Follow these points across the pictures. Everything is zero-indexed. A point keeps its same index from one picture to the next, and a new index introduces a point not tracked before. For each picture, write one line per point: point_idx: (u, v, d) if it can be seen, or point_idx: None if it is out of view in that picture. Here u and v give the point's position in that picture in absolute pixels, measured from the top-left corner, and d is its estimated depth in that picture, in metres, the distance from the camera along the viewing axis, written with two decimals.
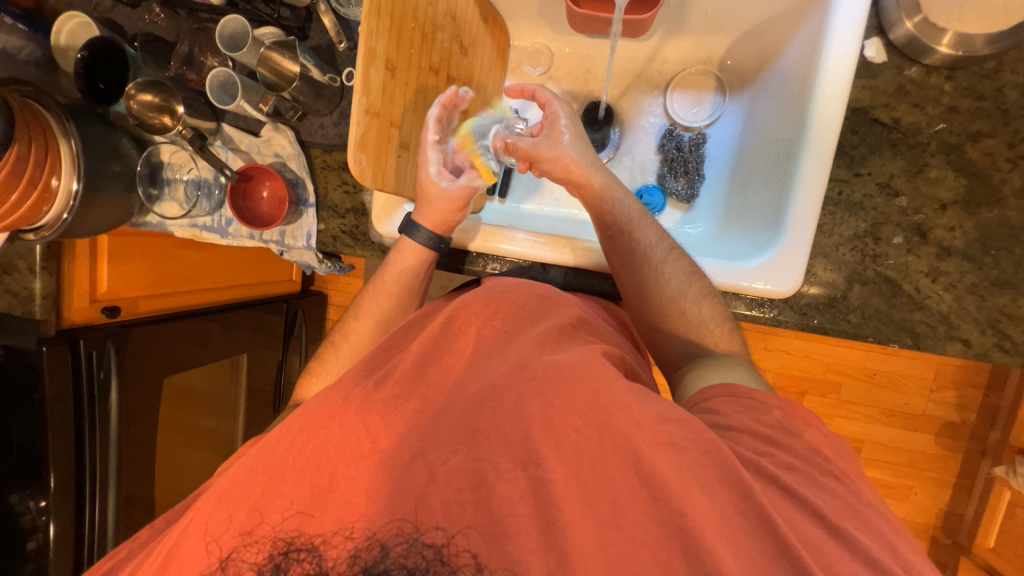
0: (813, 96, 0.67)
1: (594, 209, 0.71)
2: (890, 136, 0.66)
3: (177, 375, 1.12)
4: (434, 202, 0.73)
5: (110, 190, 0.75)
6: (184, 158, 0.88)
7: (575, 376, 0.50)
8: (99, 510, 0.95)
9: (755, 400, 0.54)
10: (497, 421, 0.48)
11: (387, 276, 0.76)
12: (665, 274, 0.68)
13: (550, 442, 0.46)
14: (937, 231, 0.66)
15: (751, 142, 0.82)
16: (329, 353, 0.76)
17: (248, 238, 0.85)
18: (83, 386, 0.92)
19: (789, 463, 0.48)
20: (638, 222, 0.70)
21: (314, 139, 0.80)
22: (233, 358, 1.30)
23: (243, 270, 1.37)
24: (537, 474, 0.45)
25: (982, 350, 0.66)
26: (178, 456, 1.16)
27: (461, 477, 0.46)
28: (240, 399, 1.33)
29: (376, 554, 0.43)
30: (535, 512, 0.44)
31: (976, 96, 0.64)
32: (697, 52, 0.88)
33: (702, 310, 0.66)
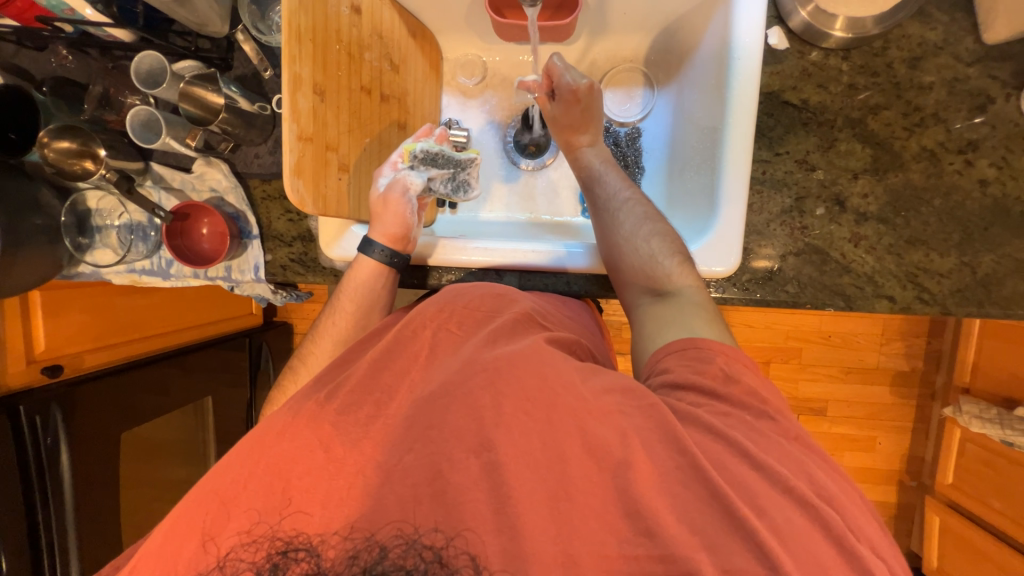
0: (729, 84, 0.71)
1: (577, 173, 0.80)
2: (801, 116, 0.71)
3: (132, 429, 1.07)
4: (383, 217, 0.75)
5: (33, 245, 0.72)
6: (112, 203, 0.83)
7: (523, 364, 0.51)
8: (63, 573, 0.91)
9: (699, 346, 0.56)
10: (448, 416, 0.48)
11: (344, 296, 0.75)
12: (619, 216, 0.72)
13: (500, 426, 0.47)
14: (853, 199, 0.71)
15: (681, 132, 0.86)
16: (289, 382, 0.73)
17: (192, 277, 0.83)
18: (28, 451, 0.87)
19: (728, 410, 0.51)
20: (601, 176, 0.77)
21: (250, 169, 0.79)
22: (197, 403, 1.25)
23: (197, 309, 1.33)
24: (491, 457, 0.46)
25: (906, 304, 0.71)
26: (144, 509, 1.11)
27: (417, 473, 0.46)
28: (210, 443, 1.30)
29: (376, 555, 0.43)
30: (489, 497, 0.44)
31: (871, 73, 0.70)
32: (622, 51, 0.92)
33: (652, 245, 0.68)
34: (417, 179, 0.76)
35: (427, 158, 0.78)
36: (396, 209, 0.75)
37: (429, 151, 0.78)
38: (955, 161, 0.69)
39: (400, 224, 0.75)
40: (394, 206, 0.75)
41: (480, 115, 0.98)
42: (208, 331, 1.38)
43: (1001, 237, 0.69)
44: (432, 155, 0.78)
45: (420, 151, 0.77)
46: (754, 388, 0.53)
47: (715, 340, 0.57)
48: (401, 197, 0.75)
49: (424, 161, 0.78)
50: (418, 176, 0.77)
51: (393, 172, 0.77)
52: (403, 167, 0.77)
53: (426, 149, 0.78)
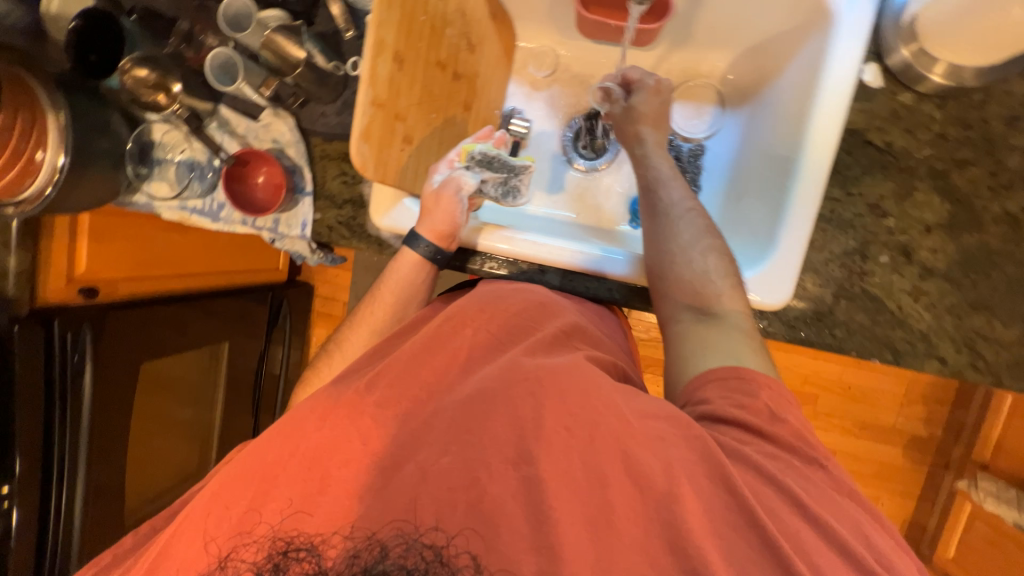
0: (811, 114, 0.69)
1: (640, 174, 0.76)
2: (882, 159, 0.68)
3: (152, 361, 1.10)
4: (432, 213, 0.74)
5: (97, 167, 0.73)
6: (176, 138, 0.84)
7: (571, 378, 0.51)
8: (66, 498, 0.92)
9: (743, 375, 0.55)
10: (488, 420, 0.48)
11: (384, 287, 0.77)
12: (678, 225, 0.69)
13: (541, 440, 0.47)
14: (921, 253, 0.68)
15: (748, 156, 0.84)
16: (322, 364, 0.76)
17: (239, 225, 0.83)
18: (55, 368, 0.90)
19: (777, 452, 0.50)
20: (666, 182, 0.73)
21: (314, 127, 0.79)
22: (213, 347, 1.29)
23: (229, 256, 1.38)
24: (529, 471, 0.46)
25: (958, 368, 0.68)
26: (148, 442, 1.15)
27: (453, 476, 0.46)
28: (219, 389, 1.33)
29: (376, 554, 0.43)
30: (526, 513, 0.44)
31: (964, 125, 0.67)
32: (700, 66, 0.89)
33: (708, 262, 0.66)
34: (472, 179, 0.74)
35: (484, 160, 0.77)
36: (448, 206, 0.74)
37: (487, 154, 0.77)
38: None
39: (449, 221, 0.74)
40: (446, 203, 0.73)
41: (544, 108, 0.97)
42: (237, 279, 1.44)
43: None
44: (489, 159, 0.77)
45: (479, 153, 0.76)
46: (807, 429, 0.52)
47: (759, 371, 0.56)
48: (453, 195, 0.73)
49: (480, 163, 0.77)
50: (473, 176, 0.75)
51: (449, 168, 0.75)
52: (459, 166, 0.76)
53: (484, 151, 0.76)
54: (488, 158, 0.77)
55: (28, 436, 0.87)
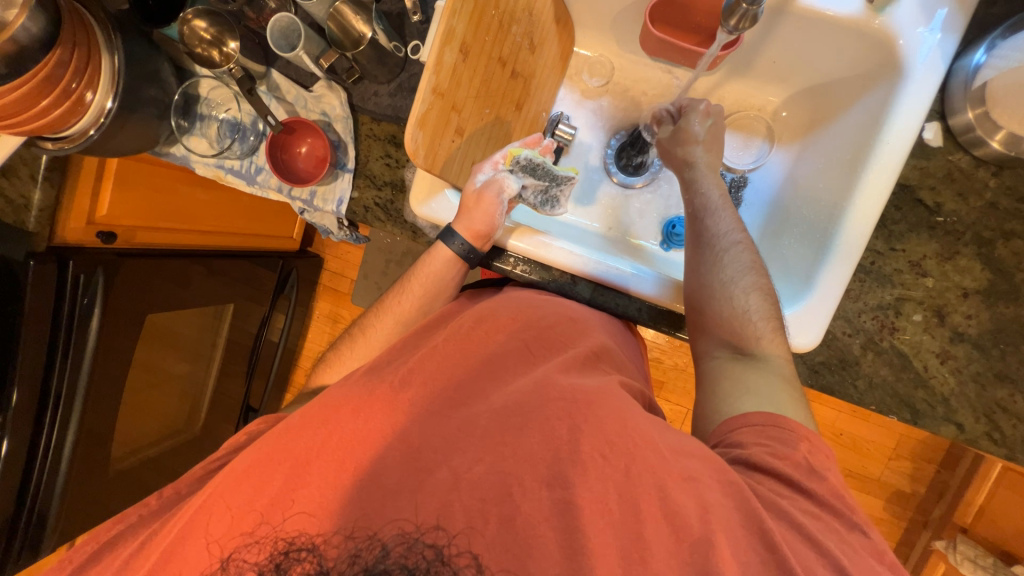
0: (867, 164, 0.69)
1: (689, 201, 0.77)
2: (930, 219, 0.68)
3: (161, 313, 1.11)
4: (471, 212, 0.74)
5: (141, 115, 0.72)
6: (223, 96, 0.84)
7: (609, 412, 0.58)
8: (56, 442, 0.90)
9: (781, 423, 0.58)
10: (526, 440, 0.56)
11: (414, 280, 0.82)
12: (723, 258, 0.70)
13: (578, 468, 0.54)
14: (955, 317, 0.68)
15: (793, 196, 0.83)
16: (345, 347, 0.83)
17: (274, 191, 0.83)
18: (63, 308, 0.88)
19: (817, 512, 0.54)
20: (714, 211, 0.73)
21: (364, 105, 0.77)
22: (218, 307, 1.30)
23: (246, 218, 1.42)
24: (564, 495, 0.53)
25: (973, 436, 0.69)
26: (149, 391, 1.17)
27: (488, 488, 0.53)
28: (217, 347, 1.35)
29: (377, 554, 0.51)
30: (559, 537, 0.51)
31: (1016, 197, 0.67)
32: (754, 98, 0.89)
33: (750, 300, 0.67)
34: (515, 184, 0.75)
35: (528, 166, 0.77)
36: (488, 207, 0.73)
37: (532, 160, 0.77)
38: None
39: (486, 222, 0.74)
40: (487, 203, 0.73)
41: (590, 117, 0.96)
42: (247, 243, 1.47)
43: None
44: (533, 165, 0.77)
45: (523, 160, 0.76)
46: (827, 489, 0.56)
47: (798, 421, 0.59)
48: (494, 197, 0.73)
49: (524, 169, 0.77)
50: (515, 181, 0.75)
51: (492, 170, 0.75)
52: (503, 168, 0.75)
53: (530, 158, 0.76)
54: (530, 167, 0.77)
55: (29, 373, 0.85)
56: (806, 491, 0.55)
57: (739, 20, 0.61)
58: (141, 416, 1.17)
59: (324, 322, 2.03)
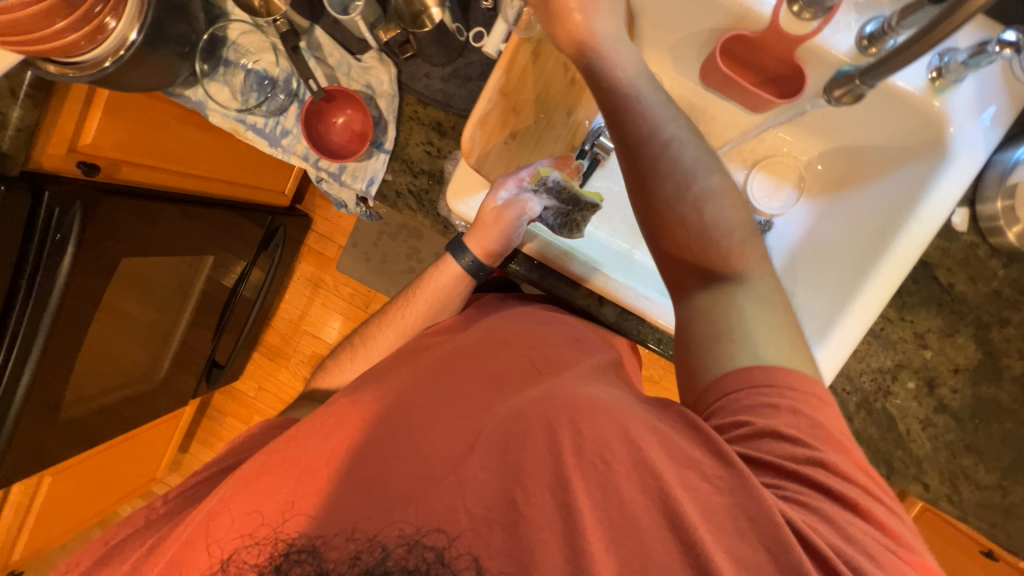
0: (896, 237, 0.72)
1: (618, 89, 0.56)
2: (941, 297, 0.73)
3: (136, 257, 0.98)
4: (484, 229, 0.71)
5: (164, 53, 0.65)
6: (254, 43, 0.77)
7: (608, 413, 0.54)
8: (7, 386, 0.82)
9: (762, 394, 0.49)
10: (535, 448, 0.53)
11: (418, 294, 0.80)
12: (667, 164, 0.54)
13: (582, 472, 0.51)
14: (942, 389, 0.74)
15: (813, 248, 0.86)
16: (344, 358, 0.81)
17: (299, 159, 0.79)
18: (32, 241, 0.78)
19: (810, 498, 0.45)
20: (639, 95, 0.55)
21: (413, 84, 0.72)
22: (197, 257, 1.19)
23: (237, 166, 1.32)
24: (566, 501, 0.50)
25: (935, 497, 0.75)
26: (114, 339, 1.07)
27: (494, 498, 0.51)
28: (191, 294, 1.25)
29: (378, 557, 0.50)
30: (563, 542, 0.48)
31: (1018, 289, 0.71)
32: (792, 145, 0.90)
33: (705, 215, 0.54)
34: (539, 208, 0.70)
35: (554, 188, 0.70)
36: (502, 228, 0.70)
37: (560, 183, 0.70)
38: None
39: (500, 242, 0.72)
40: (505, 224, 0.70)
41: None
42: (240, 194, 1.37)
43: None
44: (560, 188, 0.70)
45: (549, 180, 0.69)
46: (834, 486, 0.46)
47: (778, 376, 0.49)
48: (515, 218, 0.69)
49: (550, 190, 0.70)
50: (538, 204, 0.70)
51: (515, 189, 0.69)
52: (527, 187, 0.69)
53: (558, 180, 0.69)
54: (553, 180, 0.69)
55: None
56: (802, 480, 0.46)
57: (843, 94, 0.72)
58: (100, 366, 1.07)
59: (303, 286, 1.93)
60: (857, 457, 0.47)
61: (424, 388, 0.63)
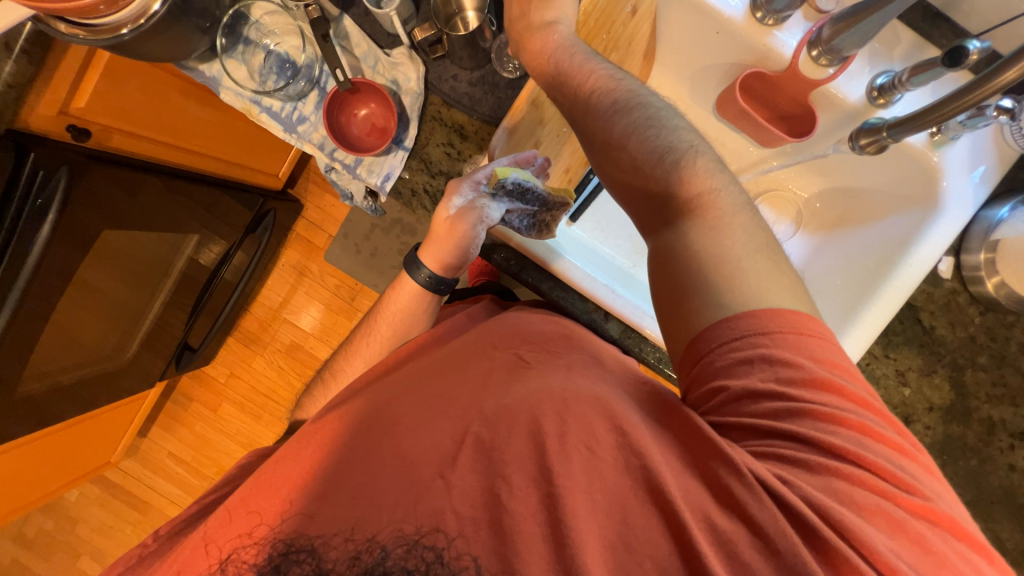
0: (888, 278, 0.76)
1: (574, 92, 0.62)
2: (921, 338, 0.77)
3: (115, 231, 0.92)
4: (443, 239, 0.72)
5: (184, 26, 0.63)
6: (278, 24, 0.76)
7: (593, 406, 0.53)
8: None
9: (740, 348, 0.49)
10: (515, 439, 0.52)
11: (381, 319, 0.79)
12: (601, 106, 0.60)
13: (563, 460, 0.49)
14: (917, 426, 0.78)
15: (807, 282, 0.90)
16: (319, 391, 0.81)
17: (313, 147, 0.77)
18: (9, 203, 0.72)
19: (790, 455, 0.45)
20: (568, 53, 0.63)
21: (439, 85, 0.71)
22: (181, 236, 1.15)
23: (232, 144, 1.28)
24: (551, 492, 0.48)
25: None
26: (91, 316, 1.01)
27: (479, 494, 0.50)
28: (170, 272, 1.19)
29: (377, 556, 0.50)
30: (547, 534, 0.47)
31: (991, 336, 0.76)
32: (793, 181, 0.94)
33: (641, 149, 0.58)
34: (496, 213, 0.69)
35: (516, 190, 0.67)
36: (459, 238, 0.71)
37: (521, 184, 0.66)
38: (1002, 440, 0.78)
39: (455, 251, 0.73)
40: (460, 233, 0.70)
41: None
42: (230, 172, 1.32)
43: (997, 513, 0.79)
44: (522, 189, 0.67)
45: (512, 180, 0.66)
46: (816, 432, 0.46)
47: (745, 320, 0.49)
48: (468, 227, 0.70)
49: (512, 192, 0.67)
50: (494, 208, 0.69)
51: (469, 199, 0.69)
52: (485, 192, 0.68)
53: (518, 182, 0.66)
54: (520, 180, 0.66)
55: None
56: (784, 434, 0.46)
57: (869, 143, 0.73)
58: (73, 344, 1.01)
59: (287, 273, 1.88)
60: (843, 398, 0.47)
61: (424, 388, 0.62)
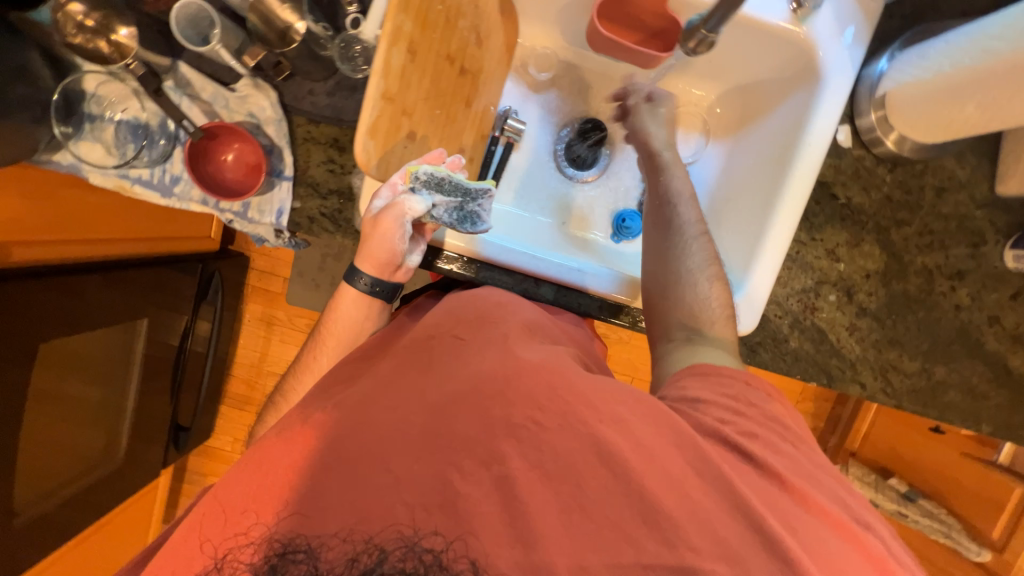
0: (793, 163, 0.76)
1: (669, 236, 0.72)
2: (841, 211, 0.78)
3: (56, 339, 0.91)
4: (371, 239, 0.69)
5: (13, 121, 0.59)
6: (116, 91, 0.70)
7: (531, 375, 0.55)
8: None
9: (714, 380, 0.60)
10: (460, 424, 0.52)
11: (329, 332, 0.75)
12: (687, 249, 0.71)
13: (513, 438, 0.51)
14: (860, 295, 0.80)
15: (728, 189, 0.89)
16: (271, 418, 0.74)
17: (199, 204, 0.73)
18: None
19: (755, 432, 0.56)
20: (683, 186, 0.73)
21: (299, 105, 0.70)
22: (128, 321, 1.10)
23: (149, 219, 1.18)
24: (503, 471, 0.49)
25: (872, 392, 0.82)
26: (61, 426, 1.01)
27: (425, 485, 0.48)
28: (133, 361, 1.16)
29: (376, 558, 0.45)
30: (503, 500, 0.48)
31: (905, 190, 0.78)
32: (690, 93, 0.93)
33: (706, 286, 0.69)
34: (418, 203, 0.67)
35: (431, 181, 0.68)
36: (387, 234, 0.68)
37: (435, 175, 0.68)
38: (943, 283, 0.80)
39: (387, 249, 0.69)
40: (386, 228, 0.68)
41: (538, 110, 0.95)
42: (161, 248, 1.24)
43: (956, 352, 0.81)
44: (437, 180, 0.68)
45: (422, 173, 0.67)
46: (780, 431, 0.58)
47: (734, 367, 0.63)
48: (394, 220, 0.67)
49: (428, 184, 0.68)
50: (419, 199, 0.67)
51: (393, 191, 0.67)
52: (403, 188, 0.67)
53: (431, 173, 0.67)
54: (429, 173, 0.68)
55: None
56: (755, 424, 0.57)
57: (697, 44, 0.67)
58: (52, 454, 1.01)
59: (256, 326, 1.86)
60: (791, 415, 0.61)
61: None
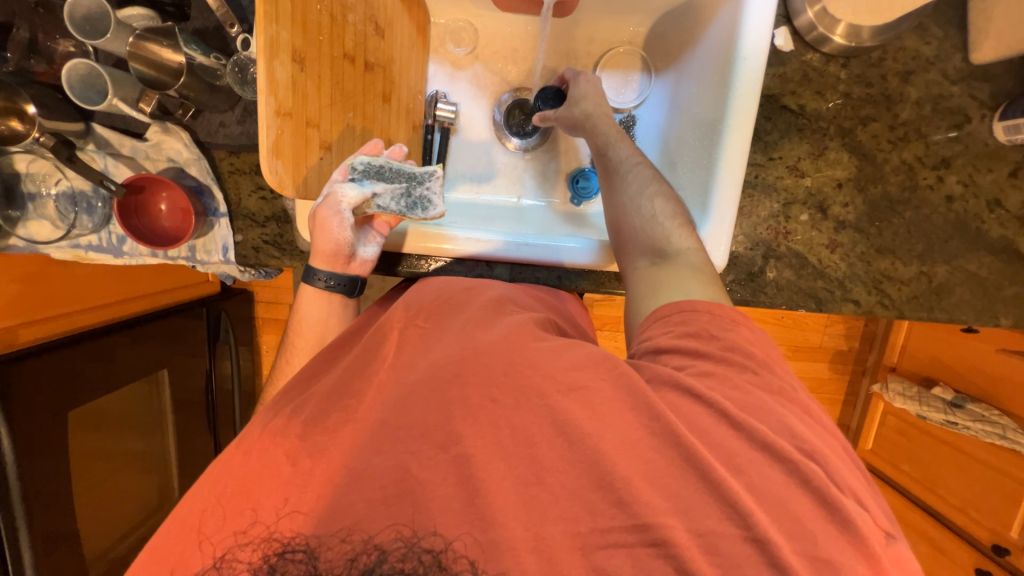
0: (732, 83, 0.69)
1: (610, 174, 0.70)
2: (797, 122, 0.72)
3: (83, 406, 0.95)
4: (317, 235, 0.67)
5: None
6: (46, 167, 0.74)
7: (484, 347, 0.50)
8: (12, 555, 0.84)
9: (673, 321, 0.54)
10: (409, 410, 0.47)
11: (298, 339, 0.71)
12: (627, 180, 0.68)
13: (459, 410, 0.46)
14: (834, 208, 0.74)
15: (677, 122, 0.83)
16: None
17: (151, 257, 0.75)
18: None
19: (712, 369, 0.49)
20: (607, 132, 0.72)
21: (214, 140, 0.71)
22: (152, 376, 1.11)
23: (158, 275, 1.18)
24: (459, 449, 0.45)
25: (869, 308, 0.75)
26: (107, 481, 1.06)
27: (383, 475, 0.45)
28: (167, 415, 1.18)
29: (376, 558, 0.42)
30: (457, 487, 0.44)
31: (865, 83, 0.71)
32: (620, 33, 0.89)
33: (656, 205, 0.65)
34: (353, 189, 0.65)
35: (369, 170, 0.68)
36: (330, 227, 0.66)
37: (371, 164, 0.68)
38: (927, 176, 0.73)
39: (332, 242, 0.67)
40: (325, 221, 0.66)
41: (468, 85, 0.91)
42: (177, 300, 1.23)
43: (958, 249, 0.74)
44: (375, 168, 0.69)
45: (359, 163, 0.68)
46: (763, 375, 0.49)
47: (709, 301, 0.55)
48: (334, 209, 0.66)
49: (367, 174, 0.68)
50: (354, 186, 0.66)
51: (330, 185, 0.67)
52: (341, 179, 0.67)
53: (367, 162, 0.68)
54: (361, 163, 0.68)
55: None
56: (727, 363, 0.49)
57: None
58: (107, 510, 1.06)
59: None
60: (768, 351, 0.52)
61: None
